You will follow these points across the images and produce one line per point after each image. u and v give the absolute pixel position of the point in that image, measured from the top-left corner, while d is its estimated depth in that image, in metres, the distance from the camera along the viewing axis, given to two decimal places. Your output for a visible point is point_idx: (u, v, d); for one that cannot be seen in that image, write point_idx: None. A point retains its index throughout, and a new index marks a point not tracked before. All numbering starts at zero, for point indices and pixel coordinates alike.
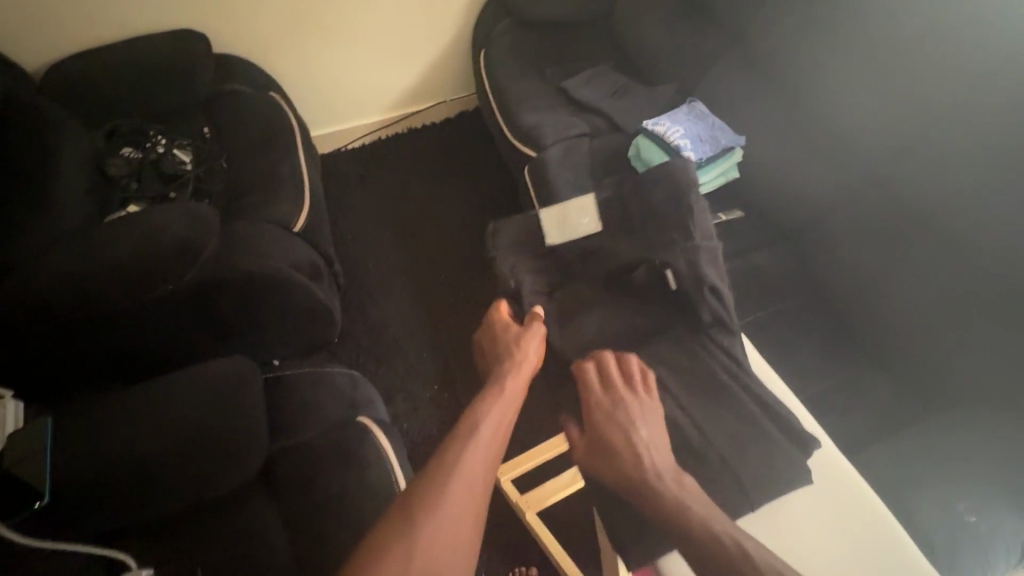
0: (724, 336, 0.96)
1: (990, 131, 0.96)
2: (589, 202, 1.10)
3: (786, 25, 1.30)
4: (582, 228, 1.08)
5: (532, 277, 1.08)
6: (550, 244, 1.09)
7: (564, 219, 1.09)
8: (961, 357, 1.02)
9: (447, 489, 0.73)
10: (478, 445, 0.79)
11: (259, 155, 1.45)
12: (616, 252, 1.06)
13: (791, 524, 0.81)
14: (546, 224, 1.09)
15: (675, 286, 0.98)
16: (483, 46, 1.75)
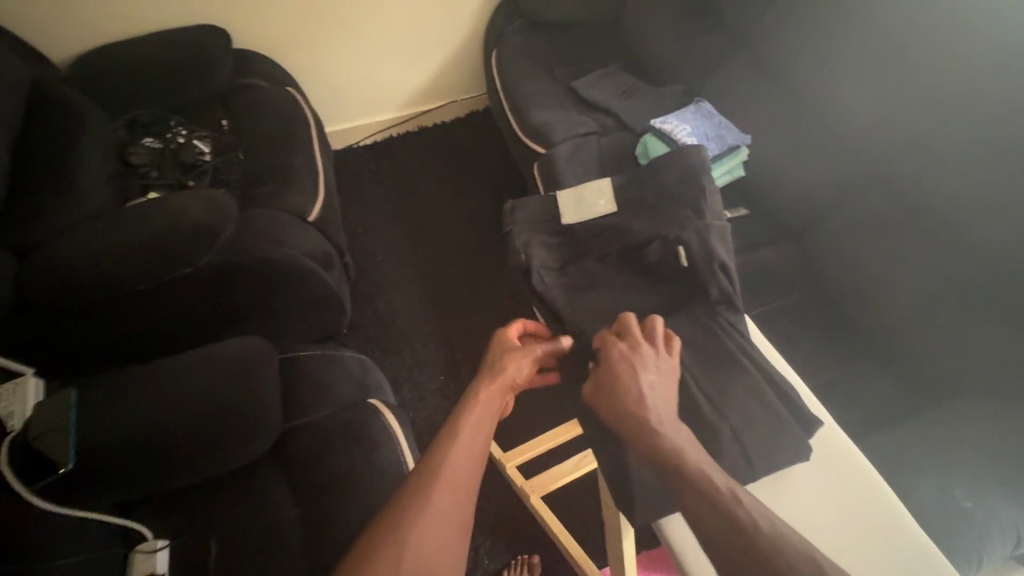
0: (731, 313, 0.97)
1: (989, 131, 0.99)
2: (605, 187, 1.14)
3: (792, 29, 1.33)
4: (596, 209, 1.12)
5: (544, 254, 1.11)
6: (565, 222, 1.12)
7: (580, 200, 1.13)
8: (960, 352, 1.04)
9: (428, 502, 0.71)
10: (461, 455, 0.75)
11: (276, 148, 1.49)
12: (629, 229, 1.07)
13: (792, 498, 0.80)
14: (563, 203, 1.13)
15: (686, 262, 1.00)
16: (495, 47, 1.79)
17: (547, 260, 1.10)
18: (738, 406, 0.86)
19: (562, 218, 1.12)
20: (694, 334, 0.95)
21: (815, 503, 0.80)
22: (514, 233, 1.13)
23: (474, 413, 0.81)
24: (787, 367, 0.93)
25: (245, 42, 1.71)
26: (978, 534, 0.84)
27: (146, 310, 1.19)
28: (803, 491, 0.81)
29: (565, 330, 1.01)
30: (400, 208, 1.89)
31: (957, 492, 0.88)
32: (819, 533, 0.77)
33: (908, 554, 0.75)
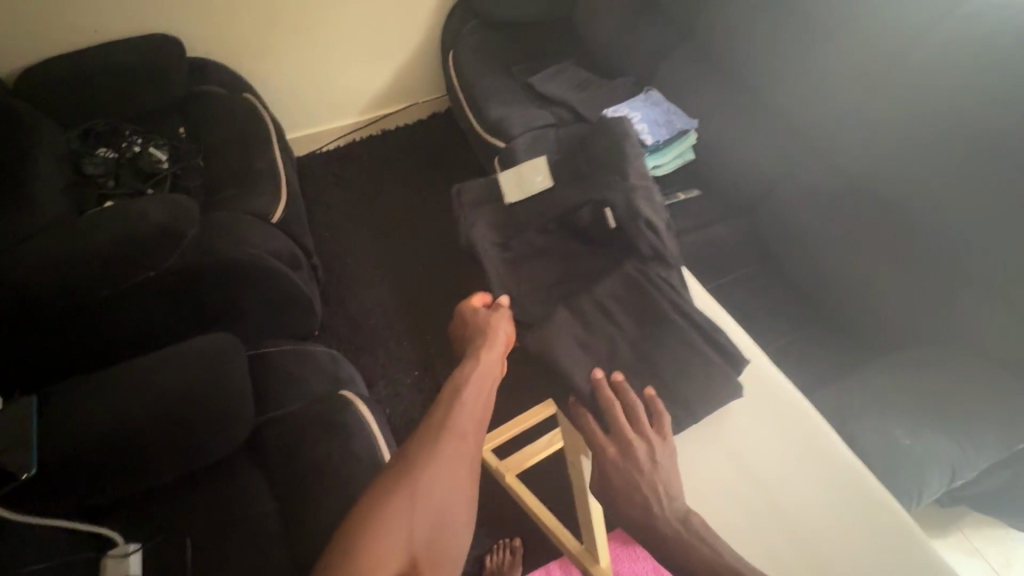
0: (662, 268, 1.01)
1: (910, 103, 1.08)
2: (541, 164, 1.17)
3: (729, 17, 1.40)
4: (536, 184, 1.15)
5: (488, 230, 1.13)
6: (507, 202, 1.15)
7: (519, 180, 1.16)
8: (898, 305, 1.12)
9: (428, 473, 0.74)
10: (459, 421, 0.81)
11: (236, 154, 1.50)
12: (563, 199, 1.11)
13: (730, 438, 0.87)
14: (503, 184, 1.16)
15: (615, 225, 1.04)
16: (452, 48, 1.83)
17: (492, 236, 1.12)
18: (671, 357, 0.91)
19: (503, 199, 1.15)
20: (628, 297, 0.97)
21: (752, 440, 0.86)
22: (460, 214, 1.16)
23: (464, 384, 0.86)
24: (727, 322, 0.99)
25: (199, 50, 1.70)
26: (918, 469, 0.90)
27: (111, 317, 1.18)
28: (739, 431, 0.87)
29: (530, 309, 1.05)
30: (366, 209, 1.90)
31: (898, 432, 0.94)
32: (754, 467, 0.84)
33: (835, 476, 0.83)
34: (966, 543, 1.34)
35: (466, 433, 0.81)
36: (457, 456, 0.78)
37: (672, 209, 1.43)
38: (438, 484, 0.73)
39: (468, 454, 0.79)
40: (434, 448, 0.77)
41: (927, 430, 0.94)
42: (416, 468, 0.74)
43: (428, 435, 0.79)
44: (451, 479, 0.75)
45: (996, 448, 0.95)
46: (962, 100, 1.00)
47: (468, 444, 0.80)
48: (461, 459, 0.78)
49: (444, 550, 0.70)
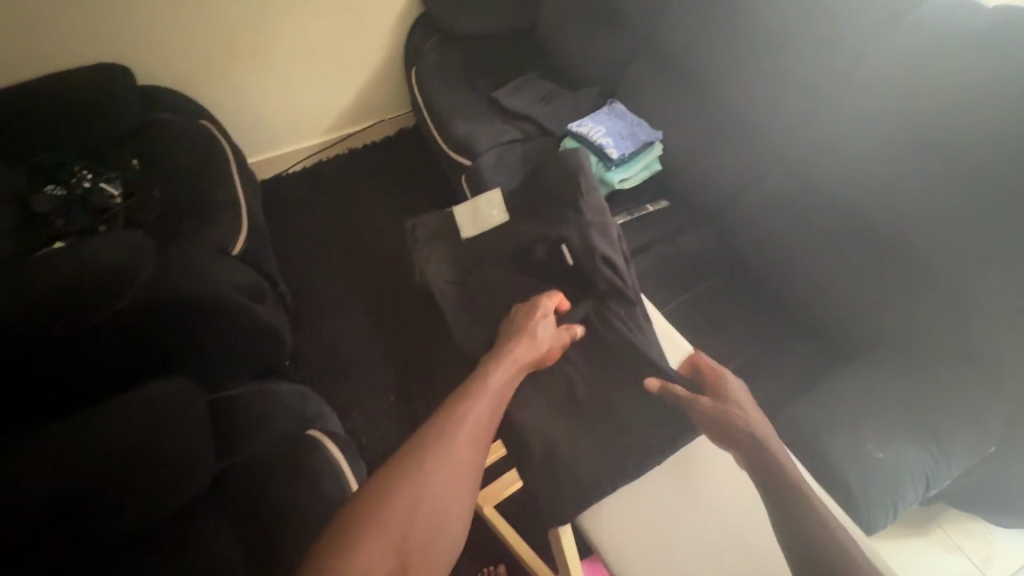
0: (621, 306, 0.98)
1: (867, 110, 1.08)
2: (497, 198, 1.21)
3: (687, 26, 1.39)
4: (490, 218, 1.19)
5: (443, 267, 1.17)
6: (464, 238, 1.19)
7: (475, 215, 1.21)
8: (868, 311, 1.12)
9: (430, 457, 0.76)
10: (474, 406, 0.83)
11: (193, 184, 1.45)
12: (521, 231, 1.13)
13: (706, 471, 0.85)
14: (459, 220, 1.22)
15: (572, 262, 1.03)
16: (414, 64, 1.81)
17: (447, 272, 1.16)
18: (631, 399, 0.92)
19: (460, 234, 1.20)
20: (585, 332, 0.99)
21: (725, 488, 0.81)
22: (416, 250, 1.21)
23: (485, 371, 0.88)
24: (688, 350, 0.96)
25: (151, 77, 1.64)
26: (892, 483, 0.90)
27: (61, 367, 1.12)
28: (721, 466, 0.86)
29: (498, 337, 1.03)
30: (335, 231, 1.86)
31: (871, 446, 0.93)
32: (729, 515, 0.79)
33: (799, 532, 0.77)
34: (946, 540, 1.34)
35: (480, 417, 0.82)
36: (467, 440, 0.79)
37: (641, 221, 1.42)
38: (443, 469, 0.76)
39: (475, 448, 0.79)
40: (446, 432, 0.79)
41: (897, 441, 0.94)
42: (424, 450, 0.77)
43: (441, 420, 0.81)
44: (459, 462, 0.77)
45: (968, 453, 0.95)
46: (922, 106, 1.00)
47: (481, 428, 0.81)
48: (473, 442, 0.79)
49: (435, 533, 0.72)
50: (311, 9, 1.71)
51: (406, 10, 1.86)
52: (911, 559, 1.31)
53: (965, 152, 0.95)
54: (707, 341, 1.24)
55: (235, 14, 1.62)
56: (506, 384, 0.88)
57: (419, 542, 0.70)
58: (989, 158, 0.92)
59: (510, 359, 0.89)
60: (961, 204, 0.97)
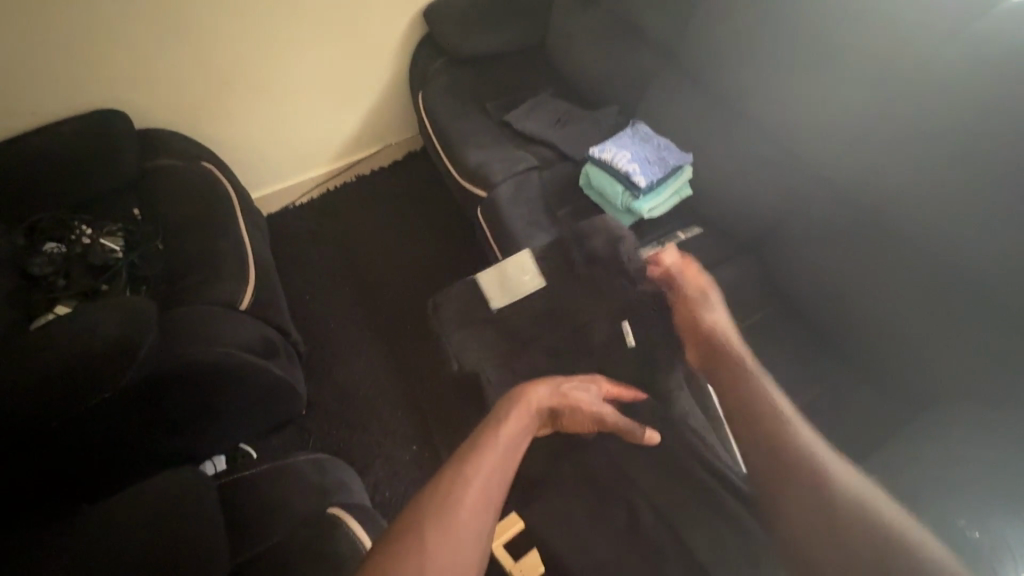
0: (693, 388, 1.03)
1: (931, 129, 0.97)
2: (526, 262, 1.20)
3: (715, 37, 1.28)
4: (524, 287, 1.19)
5: (479, 349, 1.18)
6: (495, 308, 1.19)
7: (505, 283, 1.20)
8: (937, 353, 1.01)
9: (440, 507, 0.64)
10: (487, 452, 0.72)
11: (197, 233, 1.39)
12: (558, 298, 1.18)
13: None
14: (489, 289, 1.20)
15: (632, 342, 1.09)
16: (421, 87, 1.71)
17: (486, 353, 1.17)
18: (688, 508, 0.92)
19: (489, 305, 1.19)
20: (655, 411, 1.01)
21: None
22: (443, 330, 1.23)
23: (502, 418, 0.79)
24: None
25: (151, 119, 1.58)
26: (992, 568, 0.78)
27: (69, 443, 1.07)
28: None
29: None
30: (347, 267, 1.79)
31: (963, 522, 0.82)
32: None
33: None
34: None
35: (496, 465, 0.71)
36: (480, 491, 0.67)
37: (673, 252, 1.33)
38: (455, 513, 0.63)
39: (489, 504, 0.66)
40: (446, 486, 0.66)
41: (993, 516, 0.82)
42: (430, 502, 0.65)
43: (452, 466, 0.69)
44: (472, 519, 0.63)
45: None
46: (999, 127, 0.89)
47: (497, 480, 0.69)
48: (487, 496, 0.67)
49: None
50: (311, 37, 1.63)
51: (409, 32, 1.77)
52: None
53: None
54: None
55: (233, 49, 1.55)
56: (523, 438, 0.77)
57: None
58: None
59: (534, 409, 0.82)
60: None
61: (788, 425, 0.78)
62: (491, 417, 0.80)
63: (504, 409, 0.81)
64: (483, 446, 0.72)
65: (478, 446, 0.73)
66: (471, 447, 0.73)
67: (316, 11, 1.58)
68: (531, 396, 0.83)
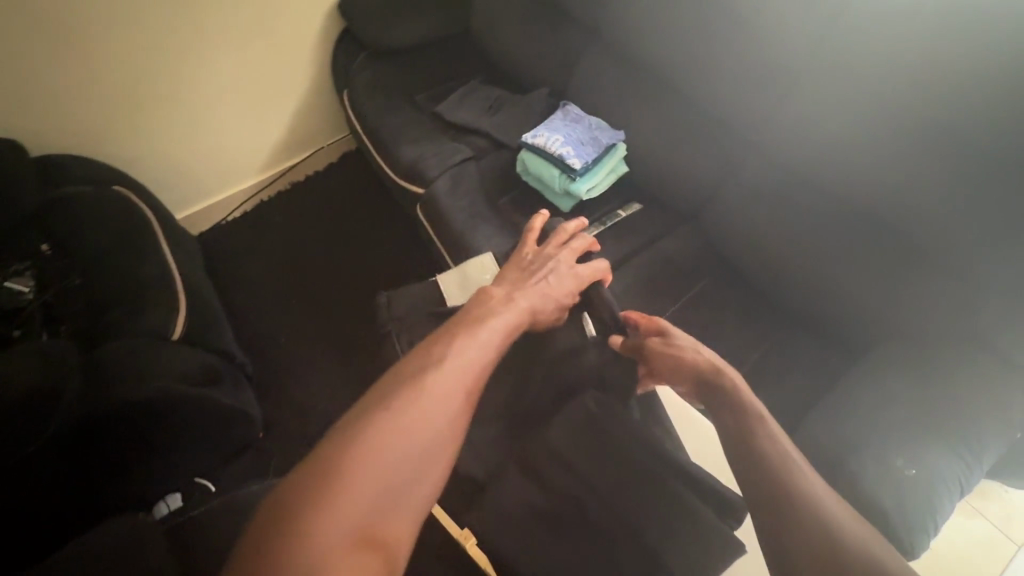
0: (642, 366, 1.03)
1: (846, 85, 1.01)
2: (487, 263, 1.18)
3: (634, 10, 1.28)
4: (484, 286, 1.15)
5: None
6: (450, 305, 1.15)
7: (463, 283, 1.16)
8: (867, 301, 1.06)
9: (414, 383, 0.66)
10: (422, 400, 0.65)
11: (118, 263, 1.30)
12: None
13: (730, 511, 0.81)
14: (446, 285, 1.17)
15: (593, 334, 1.03)
16: (345, 86, 1.64)
17: None
18: None
19: (446, 303, 1.16)
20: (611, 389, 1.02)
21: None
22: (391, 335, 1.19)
23: (482, 315, 0.80)
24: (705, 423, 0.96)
25: (51, 146, 1.44)
26: (928, 500, 0.83)
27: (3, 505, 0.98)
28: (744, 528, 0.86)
29: None
30: (289, 279, 1.72)
31: (900, 462, 0.86)
32: None
33: None
34: (965, 507, 1.33)
35: (430, 416, 0.64)
36: (407, 447, 0.61)
37: (615, 230, 1.33)
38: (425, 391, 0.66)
39: (460, 390, 0.68)
40: (421, 368, 0.68)
41: (927, 453, 0.87)
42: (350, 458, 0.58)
43: (431, 351, 0.72)
44: (438, 399, 0.65)
45: (995, 445, 0.90)
46: (905, 76, 0.93)
47: (432, 433, 0.63)
48: (417, 454, 0.61)
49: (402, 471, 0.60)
50: (220, 41, 1.52)
51: (326, 27, 1.69)
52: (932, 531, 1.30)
53: (965, 125, 0.89)
54: None
55: (134, 60, 1.42)
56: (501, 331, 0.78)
57: (391, 485, 0.59)
58: (983, 136, 0.87)
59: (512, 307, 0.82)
60: (966, 178, 0.91)
61: (792, 468, 0.68)
62: (422, 352, 0.72)
63: (439, 348, 0.72)
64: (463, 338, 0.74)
65: (426, 375, 0.67)
66: (450, 339, 0.74)
67: (223, 12, 1.48)
68: (474, 334, 0.74)
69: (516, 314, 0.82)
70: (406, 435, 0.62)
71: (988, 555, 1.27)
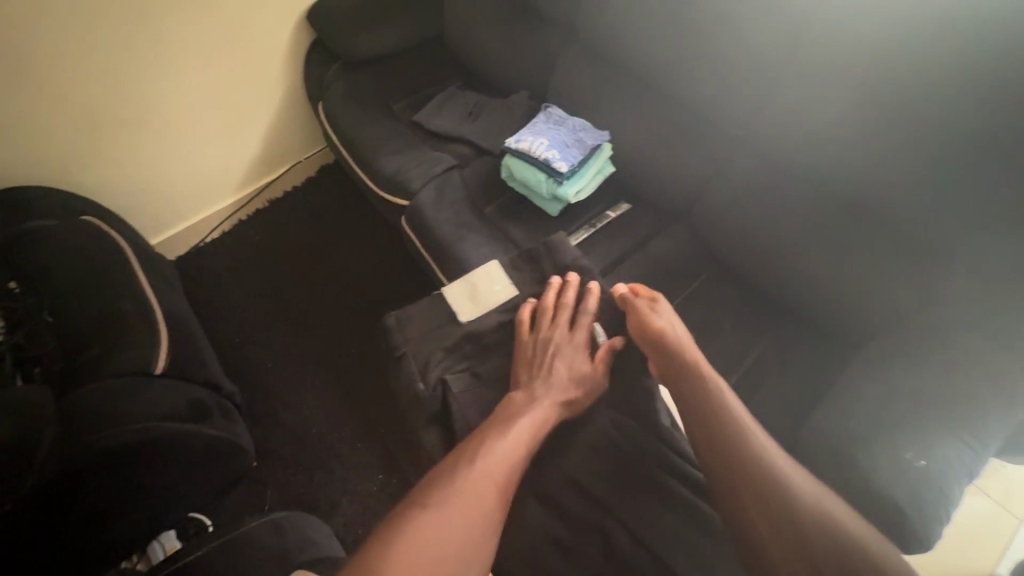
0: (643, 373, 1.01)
1: (827, 76, 1.00)
2: (495, 271, 1.14)
3: (610, 9, 1.26)
4: (497, 295, 1.12)
5: None
6: (462, 321, 1.11)
7: (475, 295, 1.12)
8: (865, 291, 1.06)
9: (449, 491, 0.76)
10: (455, 501, 0.75)
11: (91, 297, 1.23)
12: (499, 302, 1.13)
13: None
14: (455, 300, 1.12)
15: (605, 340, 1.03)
16: (319, 98, 1.60)
17: None
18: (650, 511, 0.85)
19: (458, 319, 1.11)
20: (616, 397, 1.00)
21: None
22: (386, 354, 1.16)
23: (505, 417, 0.89)
24: None
25: (14, 178, 1.36)
26: (938, 490, 0.83)
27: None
28: None
29: (490, 424, 0.87)
30: (274, 300, 1.67)
31: (909, 454, 0.85)
32: None
33: None
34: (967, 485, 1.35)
35: (463, 517, 0.73)
36: (442, 544, 0.70)
37: (606, 232, 1.32)
38: (458, 498, 0.75)
39: (487, 495, 0.77)
40: (454, 475, 0.78)
41: (934, 442, 0.86)
42: (390, 553, 0.67)
43: (463, 457, 0.81)
44: (468, 507, 0.75)
45: (1001, 428, 0.90)
46: (889, 61, 0.92)
47: (464, 534, 0.72)
48: (451, 553, 0.70)
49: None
50: (186, 59, 1.46)
51: (295, 38, 1.64)
52: None
53: (955, 109, 0.88)
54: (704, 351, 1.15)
55: (97, 85, 1.36)
56: (522, 434, 0.86)
57: None
58: (972, 118, 0.87)
59: (530, 410, 0.89)
60: (957, 161, 0.90)
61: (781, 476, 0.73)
62: (455, 455, 0.82)
63: (468, 452, 0.82)
64: (491, 441, 0.84)
65: (456, 482, 0.77)
66: (479, 443, 0.84)
67: (187, 28, 1.42)
68: (501, 434, 0.84)
69: (541, 410, 0.90)
70: (440, 534, 0.71)
71: (993, 531, 1.28)
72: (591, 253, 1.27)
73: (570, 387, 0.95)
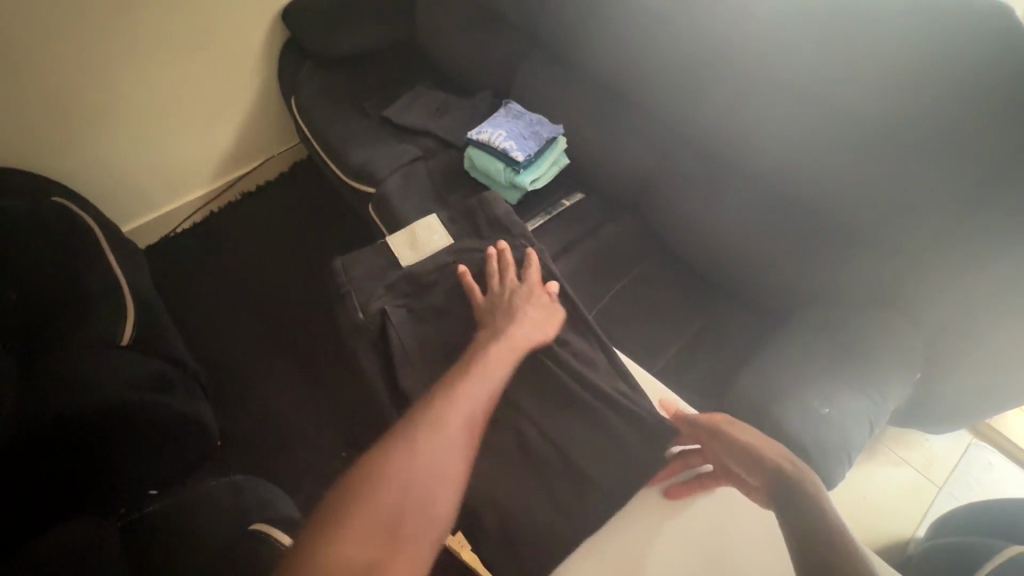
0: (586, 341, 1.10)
1: (750, 79, 1.12)
2: (434, 224, 1.25)
3: (566, 15, 1.37)
4: (434, 244, 1.22)
5: None
6: (403, 264, 1.20)
7: (415, 244, 1.22)
8: (791, 271, 1.17)
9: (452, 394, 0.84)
10: (450, 417, 0.80)
11: (58, 276, 1.25)
12: None
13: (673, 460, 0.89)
14: (397, 248, 1.21)
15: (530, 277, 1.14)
16: (291, 93, 1.67)
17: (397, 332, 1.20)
18: None
19: (400, 262, 1.20)
20: None
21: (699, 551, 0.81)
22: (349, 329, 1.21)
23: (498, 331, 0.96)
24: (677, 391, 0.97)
25: None
26: (841, 434, 0.94)
27: None
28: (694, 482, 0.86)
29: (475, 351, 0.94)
30: (243, 288, 1.70)
31: (818, 404, 0.96)
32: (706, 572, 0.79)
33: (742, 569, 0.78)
34: (892, 456, 1.46)
35: (459, 430, 0.79)
36: (445, 437, 0.78)
37: (560, 219, 1.41)
38: (460, 399, 0.83)
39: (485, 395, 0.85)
40: (454, 381, 0.86)
41: (842, 393, 0.97)
42: (399, 446, 0.76)
43: (461, 367, 0.89)
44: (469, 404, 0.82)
45: (898, 386, 1.01)
46: (803, 64, 1.03)
47: (463, 445, 0.79)
48: (455, 442, 0.78)
49: (444, 460, 0.76)
50: (161, 52, 1.51)
51: (269, 37, 1.71)
52: (863, 483, 1.42)
53: (858, 106, 1.00)
54: (648, 326, 1.25)
55: (66, 74, 1.39)
56: (514, 346, 0.93)
57: (435, 472, 0.75)
58: (872, 116, 0.99)
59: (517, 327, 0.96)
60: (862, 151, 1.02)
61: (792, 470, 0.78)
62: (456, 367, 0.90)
63: (463, 366, 0.90)
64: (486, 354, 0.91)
65: (457, 386, 0.85)
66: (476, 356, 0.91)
67: (157, 21, 1.46)
68: (495, 346, 0.92)
69: (523, 329, 0.96)
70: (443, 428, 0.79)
71: (913, 497, 1.39)
72: (545, 237, 1.36)
73: (540, 316, 1.00)
